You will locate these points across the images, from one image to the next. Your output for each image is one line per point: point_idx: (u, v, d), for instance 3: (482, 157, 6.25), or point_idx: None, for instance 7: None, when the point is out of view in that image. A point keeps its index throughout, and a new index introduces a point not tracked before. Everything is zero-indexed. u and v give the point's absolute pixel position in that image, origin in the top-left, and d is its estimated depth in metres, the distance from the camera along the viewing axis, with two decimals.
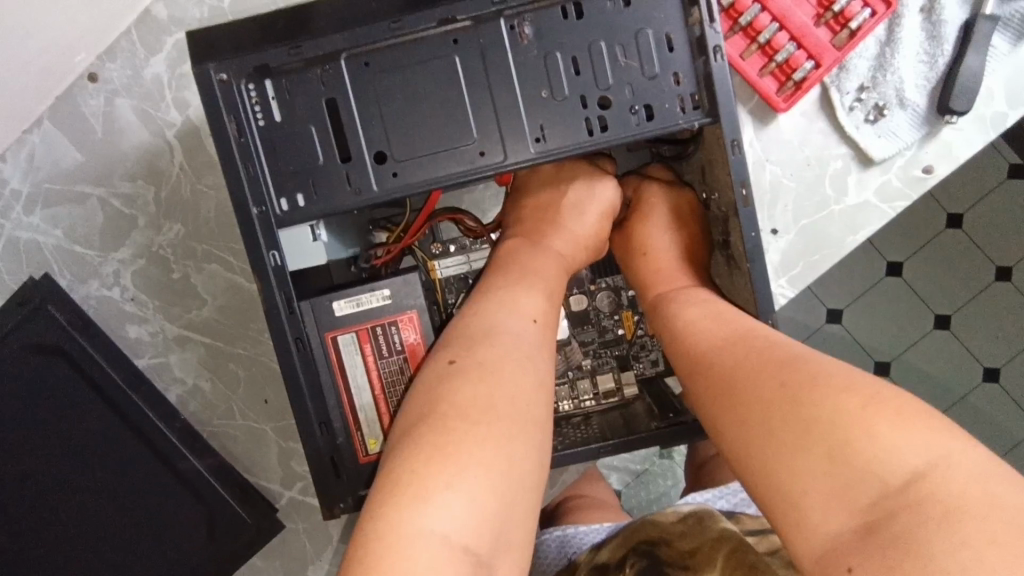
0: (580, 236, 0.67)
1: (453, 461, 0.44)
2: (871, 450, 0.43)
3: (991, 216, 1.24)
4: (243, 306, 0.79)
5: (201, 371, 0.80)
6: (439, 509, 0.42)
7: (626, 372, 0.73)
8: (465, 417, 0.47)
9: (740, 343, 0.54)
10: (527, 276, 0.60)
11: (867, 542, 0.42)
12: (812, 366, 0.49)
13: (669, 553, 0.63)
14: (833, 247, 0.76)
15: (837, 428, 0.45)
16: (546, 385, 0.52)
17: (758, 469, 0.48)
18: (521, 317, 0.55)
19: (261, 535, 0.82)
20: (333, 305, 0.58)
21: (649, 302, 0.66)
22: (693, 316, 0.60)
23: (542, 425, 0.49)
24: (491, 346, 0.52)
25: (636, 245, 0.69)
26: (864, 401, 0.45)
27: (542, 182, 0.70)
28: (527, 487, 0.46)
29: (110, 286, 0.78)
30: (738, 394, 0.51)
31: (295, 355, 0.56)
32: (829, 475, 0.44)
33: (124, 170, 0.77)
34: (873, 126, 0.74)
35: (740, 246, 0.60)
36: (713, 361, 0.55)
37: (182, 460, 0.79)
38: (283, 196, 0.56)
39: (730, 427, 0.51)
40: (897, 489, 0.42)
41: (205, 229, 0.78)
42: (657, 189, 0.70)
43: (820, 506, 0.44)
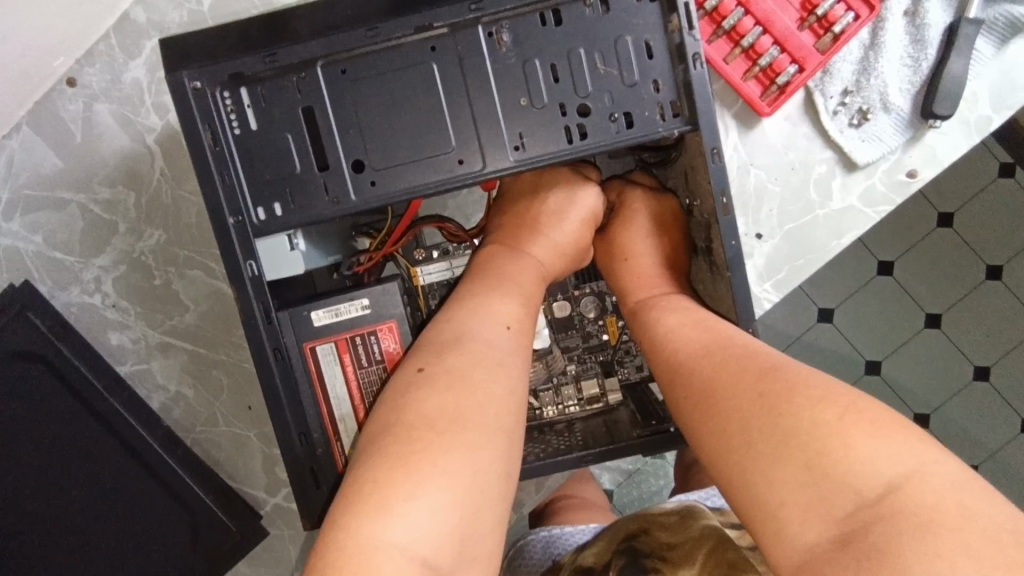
0: (559, 241, 0.66)
1: (416, 472, 0.44)
2: (846, 460, 0.43)
3: (981, 216, 1.25)
4: (225, 312, 0.78)
5: (183, 378, 0.79)
6: (400, 519, 0.42)
7: (610, 378, 0.73)
8: (431, 427, 0.46)
9: (718, 350, 0.54)
10: (503, 282, 0.60)
11: (843, 553, 0.41)
12: (784, 375, 0.49)
13: (648, 543, 0.63)
14: (818, 252, 0.76)
15: (809, 437, 0.45)
16: (518, 393, 0.51)
17: (735, 478, 0.48)
18: (495, 324, 0.55)
19: (247, 541, 0.82)
20: (311, 314, 0.58)
21: (629, 307, 0.65)
22: (672, 322, 0.60)
23: (510, 435, 0.49)
24: (462, 354, 0.52)
25: (618, 250, 0.68)
26: (841, 411, 0.45)
27: (523, 188, 0.70)
28: (494, 496, 0.46)
29: (91, 293, 0.78)
30: (711, 402, 0.51)
31: (273, 366, 0.55)
32: (803, 485, 0.44)
33: (104, 176, 0.77)
34: (857, 130, 0.74)
35: (721, 253, 0.60)
36: (688, 368, 0.55)
37: (165, 467, 0.79)
38: (260, 205, 0.55)
39: (706, 436, 0.51)
40: (870, 501, 0.42)
41: (187, 234, 0.77)
42: (639, 194, 0.70)
43: (796, 518, 0.44)
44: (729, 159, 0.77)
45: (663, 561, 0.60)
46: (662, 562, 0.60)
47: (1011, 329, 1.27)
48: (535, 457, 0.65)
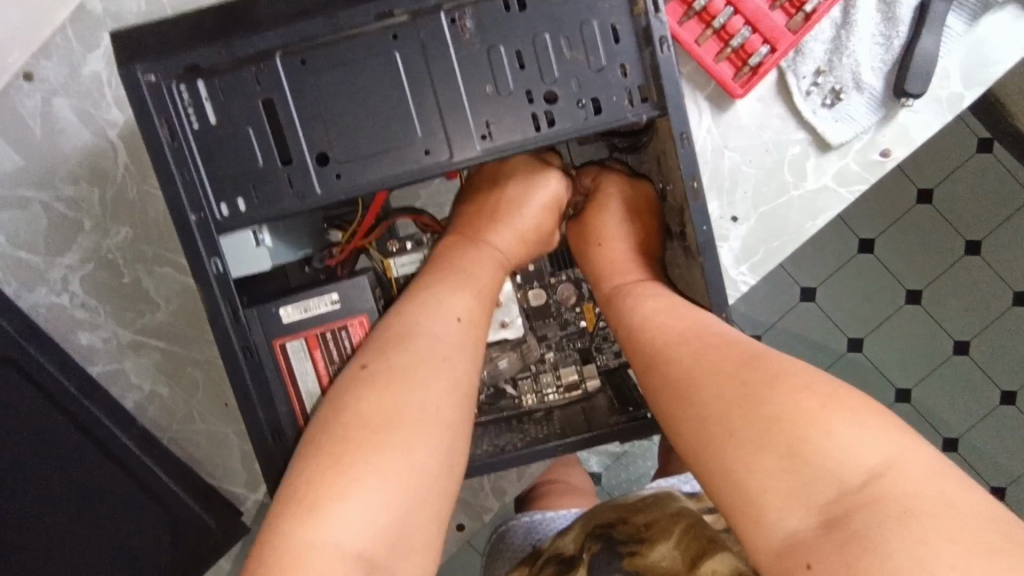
0: (521, 229, 0.66)
1: (349, 474, 0.45)
2: (827, 446, 0.43)
3: (960, 190, 1.26)
4: (198, 308, 0.77)
5: (157, 376, 0.78)
6: (331, 518, 0.43)
7: (589, 364, 0.74)
8: (367, 426, 0.47)
9: (689, 338, 0.54)
10: (458, 275, 0.59)
11: (828, 538, 0.41)
12: (742, 366, 0.49)
13: (625, 529, 0.63)
14: (793, 232, 0.76)
15: (793, 423, 0.45)
16: (464, 390, 0.52)
17: (710, 461, 0.48)
18: (447, 318, 0.55)
19: (229, 537, 0.82)
20: (280, 311, 0.56)
21: (602, 293, 0.65)
22: (648, 308, 0.59)
23: (451, 432, 0.49)
24: (408, 351, 0.52)
25: (593, 234, 0.68)
26: (823, 400, 0.45)
27: (488, 173, 0.69)
28: (431, 491, 0.47)
29: (58, 293, 0.76)
30: (671, 389, 0.52)
31: (242, 363, 0.54)
32: (773, 470, 0.44)
33: (67, 172, 0.75)
34: (831, 110, 0.74)
35: (693, 238, 0.59)
36: (658, 355, 0.55)
37: (143, 467, 0.78)
38: (223, 201, 0.54)
39: (670, 420, 0.52)
40: (854, 487, 0.42)
41: (155, 230, 0.76)
42: (614, 179, 0.69)
43: (776, 503, 0.44)
44: (704, 141, 0.77)
45: (639, 541, 0.60)
46: (638, 543, 0.60)
47: (991, 302, 1.29)
48: (511, 448, 0.64)
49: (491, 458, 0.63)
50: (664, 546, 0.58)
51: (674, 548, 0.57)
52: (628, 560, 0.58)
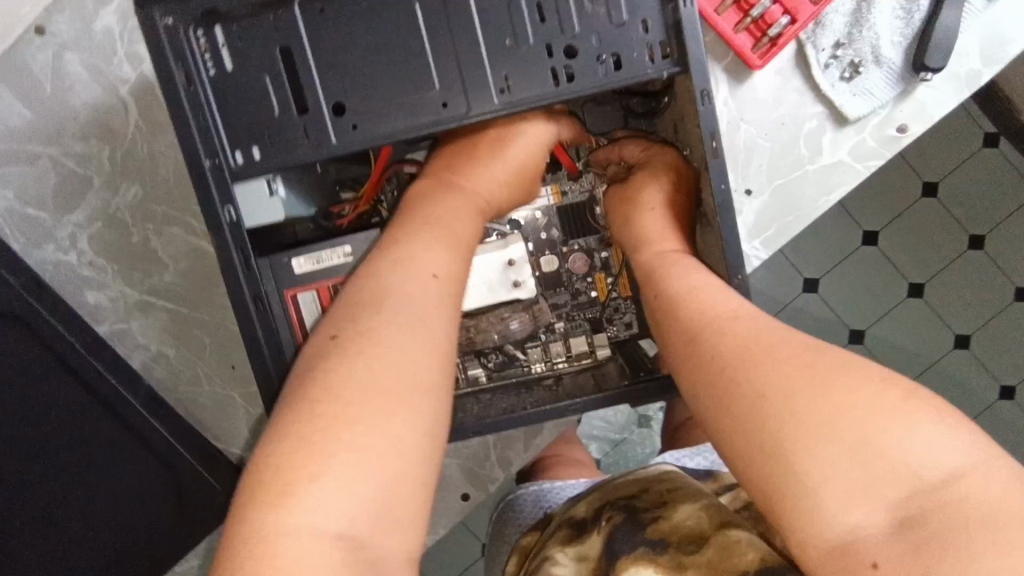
0: (499, 174, 0.64)
1: (322, 453, 0.43)
2: (907, 442, 0.37)
3: (965, 184, 1.25)
4: (206, 270, 0.77)
5: (164, 337, 0.78)
6: (304, 500, 0.42)
7: (599, 334, 0.73)
8: (336, 399, 0.46)
9: (743, 317, 0.48)
10: (433, 229, 0.58)
11: (901, 543, 0.36)
12: (782, 346, 0.44)
13: (648, 498, 0.61)
14: (807, 208, 0.76)
15: (868, 411, 0.39)
16: (438, 349, 0.51)
17: (757, 444, 0.42)
18: (420, 275, 0.54)
19: (232, 501, 0.80)
20: (292, 262, 0.57)
21: (639, 263, 0.60)
22: (693, 281, 0.53)
23: (426, 392, 0.48)
24: (380, 314, 0.51)
25: (632, 201, 0.64)
26: (905, 394, 0.39)
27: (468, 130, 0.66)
28: (412, 459, 0.46)
29: (66, 250, 0.76)
30: (710, 367, 0.47)
31: (252, 312, 0.54)
32: (843, 464, 0.38)
33: (76, 128, 0.74)
34: (849, 84, 0.73)
35: (710, 201, 0.59)
36: (705, 332, 0.49)
37: (148, 427, 0.77)
38: (238, 149, 0.54)
39: (709, 404, 0.46)
40: (931, 488, 0.36)
41: (165, 190, 0.75)
42: (660, 148, 0.66)
43: (837, 496, 0.38)
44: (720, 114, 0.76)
45: (662, 507, 0.59)
46: (662, 508, 0.59)
47: (995, 297, 1.28)
48: (524, 407, 0.64)
49: (513, 414, 0.63)
50: (689, 508, 0.58)
51: (699, 510, 0.57)
52: (653, 526, 0.57)
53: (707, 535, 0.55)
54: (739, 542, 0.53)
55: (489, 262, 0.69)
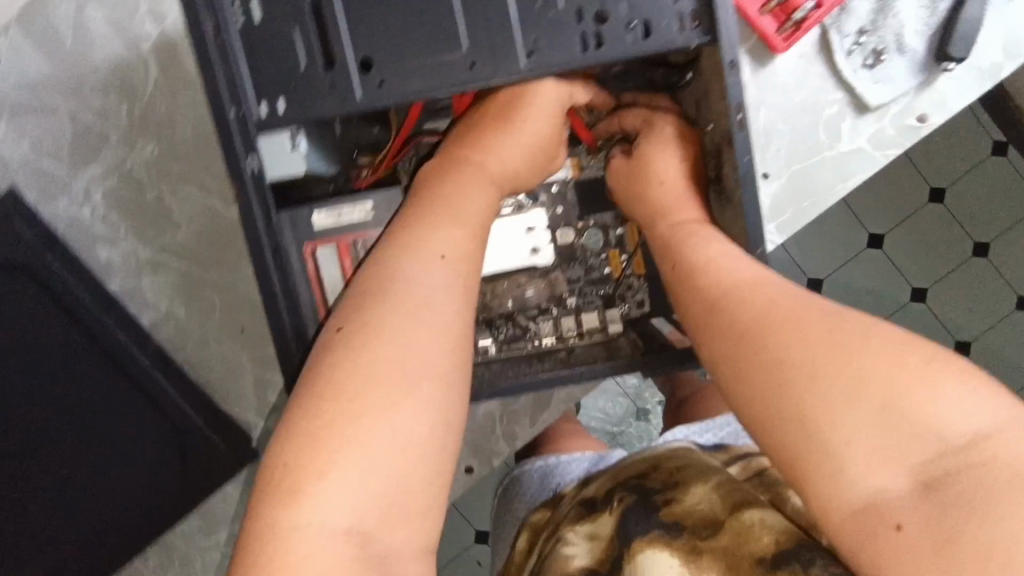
0: (512, 148, 0.61)
1: (326, 449, 0.42)
2: (930, 404, 0.37)
3: (971, 192, 1.26)
4: (219, 231, 0.77)
5: (174, 296, 0.77)
6: (312, 498, 0.41)
7: (611, 310, 0.74)
8: (339, 394, 0.44)
9: (758, 283, 0.48)
10: (444, 211, 0.55)
11: (926, 502, 0.36)
12: (814, 330, 0.42)
13: (657, 478, 0.62)
14: (824, 194, 0.76)
15: (891, 373, 0.38)
16: (446, 333, 0.48)
17: (772, 408, 0.42)
18: (427, 258, 0.51)
19: (236, 463, 0.80)
20: (311, 216, 0.57)
21: (658, 233, 0.60)
22: (711, 252, 0.53)
23: (433, 379, 0.46)
24: (386, 302, 0.48)
25: (639, 167, 0.64)
26: (928, 356, 0.39)
27: (479, 106, 0.63)
28: (422, 450, 0.44)
29: (80, 205, 0.75)
30: (730, 330, 0.47)
31: (270, 264, 0.54)
32: (866, 427, 0.38)
33: (96, 82, 0.74)
34: (871, 71, 0.73)
35: (731, 177, 0.59)
36: (724, 299, 0.49)
37: (155, 386, 0.77)
38: (263, 101, 0.54)
39: (726, 371, 0.46)
40: (956, 448, 0.36)
41: (181, 148, 0.75)
42: (667, 117, 0.66)
43: (862, 458, 0.38)
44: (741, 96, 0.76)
45: (672, 488, 0.59)
46: (673, 489, 0.59)
47: (1003, 304, 1.28)
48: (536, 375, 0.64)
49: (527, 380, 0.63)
50: (700, 489, 0.58)
51: (711, 492, 0.57)
52: (665, 510, 0.57)
53: (721, 519, 0.54)
54: (755, 526, 0.52)
55: (508, 229, 0.72)
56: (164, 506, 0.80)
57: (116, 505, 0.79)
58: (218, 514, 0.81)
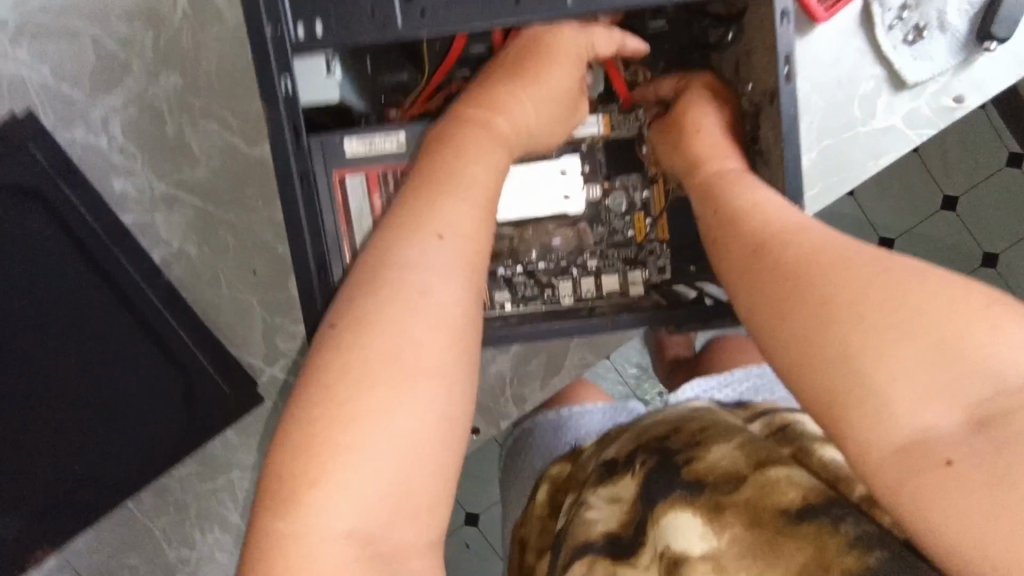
0: (528, 105, 0.58)
1: (322, 455, 0.40)
2: (985, 346, 0.37)
3: (985, 200, 1.25)
4: (238, 170, 0.75)
5: (188, 234, 0.76)
6: (311, 506, 0.39)
7: (632, 274, 0.73)
8: (331, 396, 0.41)
9: (803, 231, 0.48)
10: (447, 183, 0.51)
11: (977, 439, 0.35)
12: (863, 290, 0.41)
13: (679, 438, 0.61)
14: (854, 171, 0.75)
15: (944, 315, 0.38)
16: (443, 323, 0.45)
17: (815, 348, 0.41)
18: (425, 240, 0.48)
19: (240, 408, 0.78)
20: (344, 142, 0.56)
21: (697, 180, 0.59)
22: (757, 197, 0.53)
23: (430, 372, 0.43)
24: (379, 294, 0.45)
25: (680, 121, 0.63)
26: (984, 300, 0.38)
27: (500, 70, 0.60)
28: (422, 445, 0.42)
29: (97, 133, 0.73)
30: (777, 272, 0.46)
31: (297, 188, 0.53)
32: (916, 364, 0.38)
33: (122, 9, 0.72)
34: (910, 48, 0.72)
35: (772, 132, 0.59)
36: (767, 244, 0.48)
37: (164, 323, 0.76)
38: (300, 22, 0.52)
39: (766, 311, 0.46)
40: (1011, 387, 0.35)
41: (205, 82, 0.73)
42: (708, 76, 0.66)
43: (909, 396, 0.37)
44: None
45: (695, 447, 0.59)
46: (696, 448, 0.59)
47: None
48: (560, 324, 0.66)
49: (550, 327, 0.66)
50: (724, 447, 0.57)
51: (736, 450, 0.56)
52: (687, 470, 0.57)
53: (744, 474, 0.53)
54: (780, 482, 0.52)
55: (542, 170, 0.70)
56: (164, 447, 0.78)
57: (116, 443, 0.77)
58: (219, 460, 0.80)
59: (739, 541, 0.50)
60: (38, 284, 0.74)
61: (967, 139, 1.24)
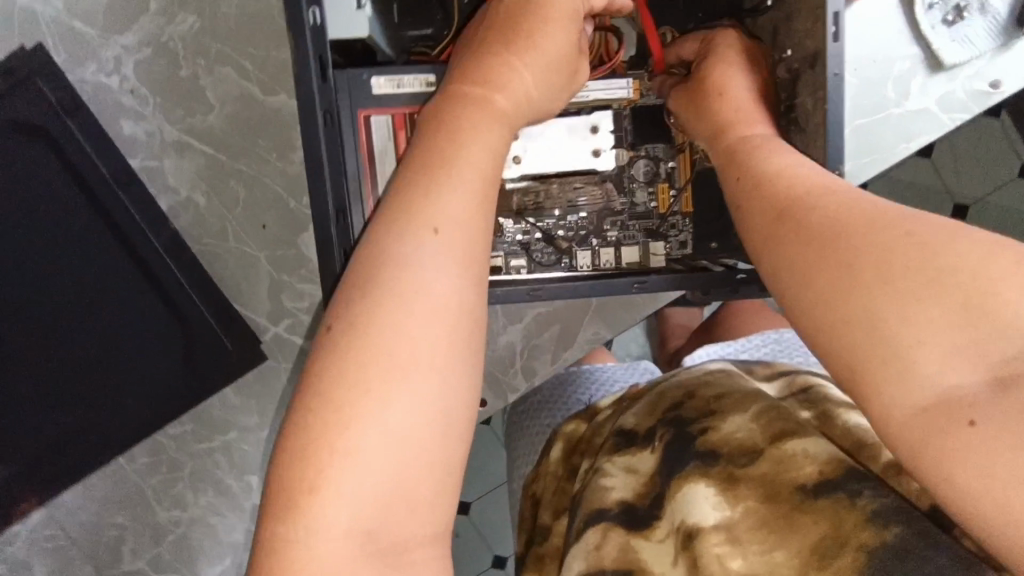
0: (528, 70, 0.53)
1: (319, 464, 0.38)
2: (1016, 302, 0.34)
3: (1006, 208, 1.20)
4: (252, 118, 0.73)
5: (196, 183, 0.73)
6: (311, 515, 0.37)
7: (653, 246, 0.71)
8: (325, 401, 0.38)
9: (822, 192, 0.44)
10: (445, 165, 0.45)
11: (1001, 400, 0.33)
12: (884, 254, 0.38)
13: (693, 407, 0.59)
14: (885, 153, 0.73)
15: (971, 272, 0.35)
16: (440, 318, 0.40)
17: (837, 316, 0.39)
18: (422, 230, 0.43)
19: (241, 365, 0.76)
20: (371, 80, 0.56)
21: (722, 146, 0.56)
22: (778, 163, 0.49)
23: (428, 370, 0.39)
24: (373, 291, 0.41)
25: (706, 86, 0.59)
26: (1017, 256, 0.35)
27: (500, 28, 0.54)
28: (424, 445, 0.39)
29: (108, 73, 0.71)
30: (799, 234, 0.43)
31: (320, 123, 0.52)
32: (943, 325, 0.35)
33: None
34: (949, 28, 0.71)
35: (810, 98, 0.57)
36: (794, 205, 0.45)
37: (167, 273, 0.73)
38: None
39: (790, 274, 0.43)
40: None
41: (223, 26, 0.71)
42: (732, 36, 0.62)
43: (931, 357, 0.35)
44: None
45: (710, 417, 0.57)
46: (711, 418, 0.56)
47: None
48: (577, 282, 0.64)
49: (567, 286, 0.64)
50: (740, 418, 0.55)
51: (752, 421, 0.54)
52: (702, 441, 0.55)
53: (762, 449, 0.51)
54: (796, 455, 0.49)
55: (573, 127, 0.69)
56: (160, 403, 0.76)
57: (111, 395, 0.75)
58: (216, 420, 0.77)
59: (754, 513, 0.49)
60: (40, 226, 0.72)
61: (986, 145, 1.18)
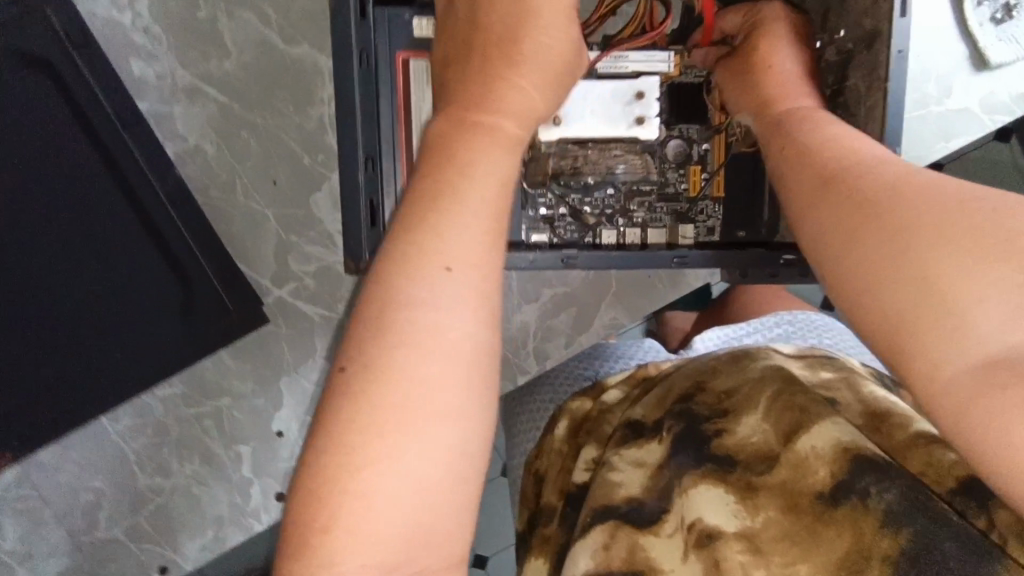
0: (529, 94, 0.50)
1: (337, 505, 0.37)
2: None
3: None
4: (270, 68, 0.69)
5: (207, 132, 0.70)
6: (328, 555, 0.37)
7: (680, 228, 0.68)
8: (339, 444, 0.38)
9: (878, 166, 0.41)
10: (454, 201, 0.43)
11: None
12: (950, 218, 0.35)
13: (704, 402, 0.56)
14: (922, 151, 0.71)
15: None
16: (449, 361, 0.40)
17: (890, 289, 0.36)
18: (431, 269, 0.41)
19: (240, 327, 0.72)
20: (412, 23, 0.61)
21: (765, 119, 0.53)
22: (830, 133, 0.46)
23: (441, 412, 0.39)
24: (383, 337, 0.40)
25: (754, 59, 0.56)
26: None
27: (491, 49, 0.51)
28: (441, 482, 0.39)
29: (121, 9, 0.67)
30: (847, 207, 0.39)
31: (354, 59, 0.60)
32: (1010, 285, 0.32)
33: None
34: (997, 27, 0.69)
35: (865, 78, 0.55)
36: (845, 171, 0.41)
37: (169, 224, 0.70)
38: None
39: (835, 248, 0.39)
40: None
41: None
42: (779, 8, 0.58)
43: (995, 319, 0.32)
44: None
45: (723, 416, 0.54)
46: (723, 417, 0.53)
47: None
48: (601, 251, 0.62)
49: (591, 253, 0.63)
50: (752, 418, 0.52)
51: (763, 421, 0.51)
52: (717, 444, 0.52)
53: (777, 453, 0.48)
54: (809, 456, 0.46)
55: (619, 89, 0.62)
56: (152, 362, 0.72)
57: (99, 350, 0.70)
58: (209, 383, 0.73)
59: (775, 523, 0.46)
60: (37, 164, 0.67)
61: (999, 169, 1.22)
